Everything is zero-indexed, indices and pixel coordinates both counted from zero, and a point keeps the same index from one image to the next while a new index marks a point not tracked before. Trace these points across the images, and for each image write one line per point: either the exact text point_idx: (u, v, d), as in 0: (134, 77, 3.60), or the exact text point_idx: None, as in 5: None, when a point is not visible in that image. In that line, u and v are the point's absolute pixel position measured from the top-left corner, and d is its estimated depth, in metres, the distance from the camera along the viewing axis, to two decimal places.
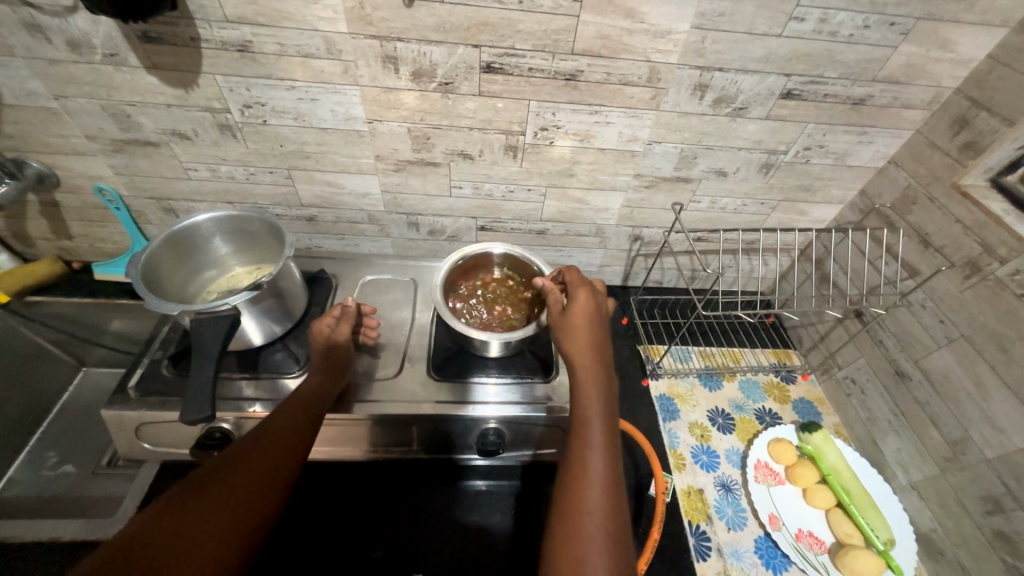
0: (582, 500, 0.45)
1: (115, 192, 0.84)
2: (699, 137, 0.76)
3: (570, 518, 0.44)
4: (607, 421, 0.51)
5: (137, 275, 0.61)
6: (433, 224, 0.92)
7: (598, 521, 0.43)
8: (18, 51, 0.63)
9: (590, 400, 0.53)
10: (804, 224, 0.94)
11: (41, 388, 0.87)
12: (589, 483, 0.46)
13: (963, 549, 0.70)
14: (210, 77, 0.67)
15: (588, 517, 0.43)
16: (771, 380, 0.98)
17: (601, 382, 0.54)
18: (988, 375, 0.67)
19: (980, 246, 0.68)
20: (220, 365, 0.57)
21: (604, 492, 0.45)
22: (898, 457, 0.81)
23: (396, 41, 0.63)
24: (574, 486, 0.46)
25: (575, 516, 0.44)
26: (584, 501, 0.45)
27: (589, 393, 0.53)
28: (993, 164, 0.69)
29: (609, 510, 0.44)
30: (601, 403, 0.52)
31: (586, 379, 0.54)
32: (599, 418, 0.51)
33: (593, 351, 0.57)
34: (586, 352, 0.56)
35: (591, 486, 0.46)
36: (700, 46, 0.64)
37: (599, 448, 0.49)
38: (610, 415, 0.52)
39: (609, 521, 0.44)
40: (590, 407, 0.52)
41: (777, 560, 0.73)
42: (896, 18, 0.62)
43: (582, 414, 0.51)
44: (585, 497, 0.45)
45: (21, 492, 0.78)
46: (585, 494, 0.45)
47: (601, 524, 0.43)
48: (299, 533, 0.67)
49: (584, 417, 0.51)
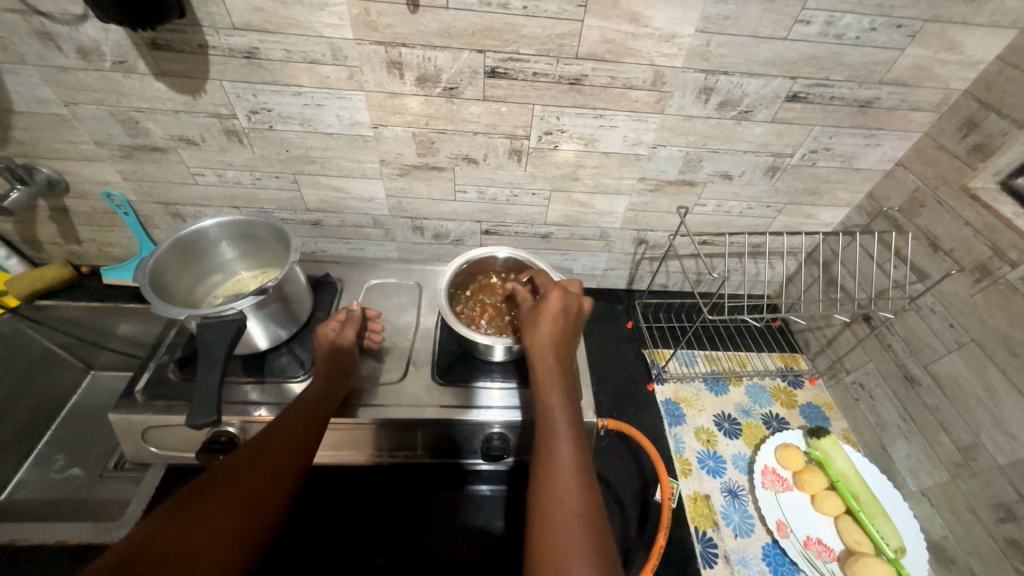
0: (552, 491, 0.44)
1: (124, 197, 0.85)
2: (704, 141, 0.76)
3: (544, 510, 0.43)
4: (572, 412, 0.51)
5: (144, 279, 0.61)
6: (438, 228, 0.93)
7: (574, 515, 0.42)
8: (30, 59, 0.64)
9: (552, 395, 0.53)
10: (810, 227, 0.94)
11: (50, 392, 0.88)
12: (558, 473, 0.45)
13: (975, 557, 0.69)
14: (217, 83, 0.67)
15: (559, 507, 0.43)
16: (777, 384, 0.97)
17: (562, 377, 0.55)
18: (998, 380, 0.66)
19: (990, 249, 0.67)
20: (226, 369, 0.57)
21: (576, 485, 0.45)
22: (908, 463, 0.80)
23: (402, 46, 0.63)
24: (543, 479, 0.46)
25: (547, 508, 0.43)
26: (557, 495, 0.44)
27: (550, 388, 0.53)
28: (1002, 166, 0.68)
29: (583, 500, 0.44)
30: (562, 396, 0.53)
31: (547, 375, 0.55)
32: (562, 410, 0.51)
33: (553, 347, 0.58)
34: (546, 349, 0.57)
35: (560, 476, 0.45)
36: (705, 49, 0.64)
37: (565, 437, 0.49)
38: (574, 406, 0.52)
39: (582, 508, 0.43)
40: (552, 402, 0.52)
41: (785, 567, 0.72)
42: (903, 20, 0.61)
43: (547, 411, 0.51)
44: (555, 488, 0.44)
45: (29, 495, 0.79)
46: (554, 486, 0.45)
47: (575, 512, 0.43)
48: (303, 537, 0.67)
49: (551, 414, 0.51)
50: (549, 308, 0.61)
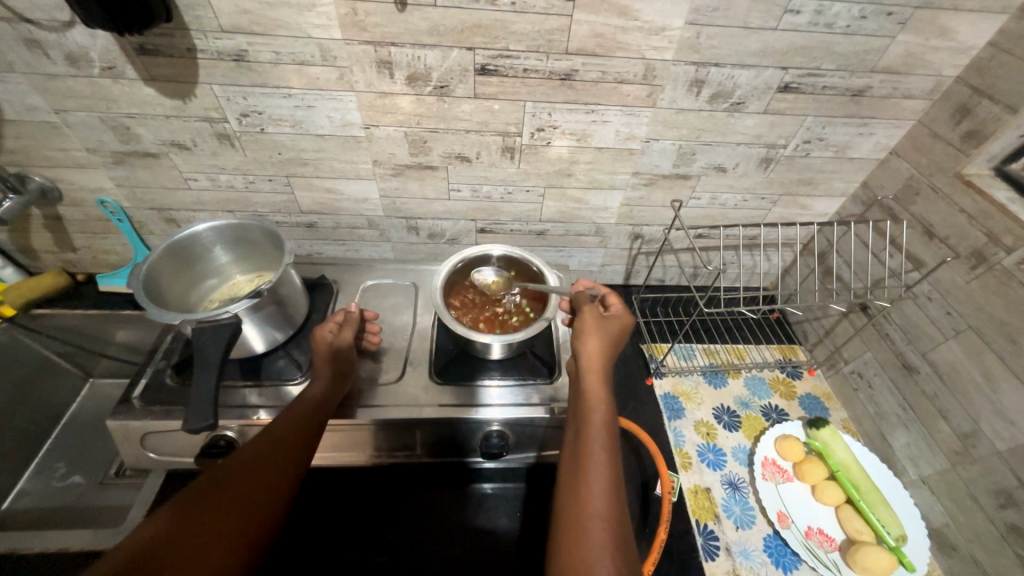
0: (586, 508, 0.43)
1: (117, 204, 0.85)
2: (697, 134, 0.76)
3: (575, 524, 0.43)
4: (611, 430, 0.51)
5: (138, 285, 0.61)
6: (433, 227, 0.93)
7: (604, 526, 0.42)
8: (18, 67, 0.64)
9: (594, 412, 0.52)
10: (806, 218, 0.94)
11: (48, 401, 0.88)
12: (591, 490, 0.45)
13: (977, 545, 0.69)
14: (207, 87, 0.67)
15: (593, 524, 0.42)
16: (777, 376, 0.97)
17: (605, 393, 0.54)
18: (996, 366, 0.66)
19: (986, 235, 0.67)
20: (222, 374, 0.57)
21: (608, 500, 0.44)
22: (908, 452, 0.80)
23: (391, 46, 0.63)
24: (576, 494, 0.45)
25: (579, 522, 0.43)
26: (588, 507, 0.43)
27: (593, 401, 0.53)
28: (996, 152, 0.68)
29: (613, 513, 0.43)
30: (604, 415, 0.52)
31: (594, 392, 0.54)
32: (602, 424, 0.51)
33: (603, 366, 0.57)
34: (595, 360, 0.57)
35: (594, 494, 0.44)
36: (695, 42, 0.64)
37: (602, 447, 0.48)
38: (614, 425, 0.51)
39: (615, 527, 0.42)
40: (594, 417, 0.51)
41: (787, 558, 0.72)
42: (893, 8, 0.61)
43: (586, 423, 0.51)
44: (589, 503, 0.44)
45: (29, 504, 0.79)
46: (589, 502, 0.44)
47: (605, 534, 0.42)
48: (305, 539, 0.67)
49: (587, 424, 0.51)
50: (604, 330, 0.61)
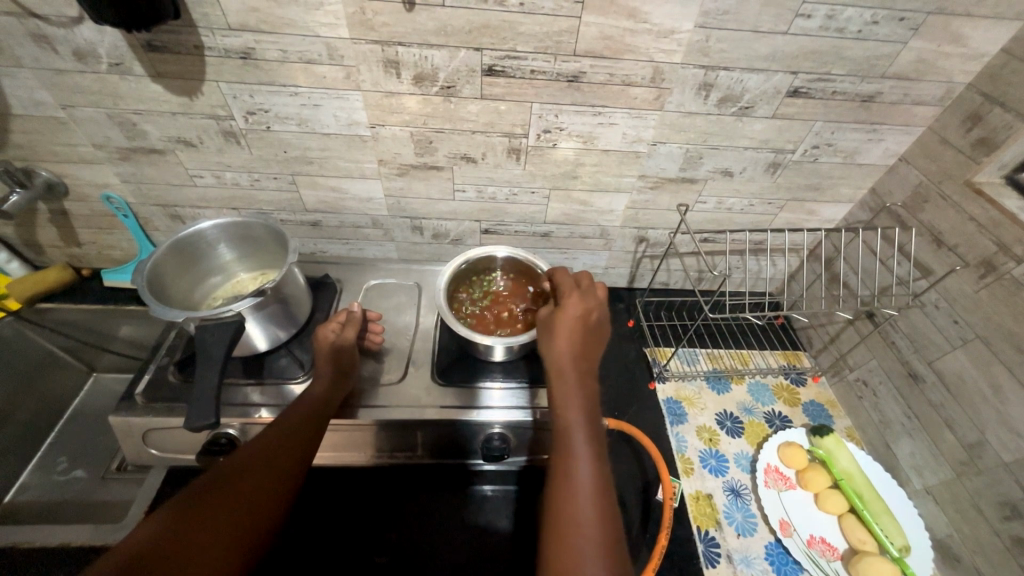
0: (573, 514, 0.43)
1: (123, 200, 0.85)
2: (704, 138, 0.76)
3: (562, 535, 0.42)
4: (592, 430, 0.49)
5: (142, 282, 0.61)
6: (437, 227, 0.92)
7: (590, 535, 0.41)
8: (27, 62, 0.64)
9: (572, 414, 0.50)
10: (812, 223, 0.93)
11: (51, 395, 0.88)
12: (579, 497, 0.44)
13: (980, 556, 0.68)
14: (213, 84, 0.67)
15: (581, 532, 0.41)
16: (780, 382, 0.96)
17: (583, 391, 0.52)
18: (1004, 377, 0.65)
19: (995, 245, 0.67)
20: (224, 373, 0.57)
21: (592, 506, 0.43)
22: (912, 461, 0.79)
23: (398, 45, 0.63)
24: (563, 502, 0.44)
25: (566, 532, 0.42)
26: (576, 516, 0.42)
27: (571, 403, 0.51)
28: (1007, 160, 0.67)
29: (601, 521, 0.42)
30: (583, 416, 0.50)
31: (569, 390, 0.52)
32: (581, 427, 0.49)
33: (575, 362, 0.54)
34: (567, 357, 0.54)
35: (581, 501, 0.43)
36: (704, 45, 0.63)
37: (584, 456, 0.47)
38: (594, 425, 0.50)
39: (603, 535, 0.41)
40: (574, 420, 0.49)
41: (788, 566, 0.71)
42: (906, 13, 0.61)
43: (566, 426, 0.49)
44: (576, 511, 0.43)
45: (32, 497, 0.79)
46: (575, 509, 0.43)
47: (592, 541, 0.41)
48: (305, 537, 0.67)
49: (568, 428, 0.49)
50: (566, 319, 0.57)
